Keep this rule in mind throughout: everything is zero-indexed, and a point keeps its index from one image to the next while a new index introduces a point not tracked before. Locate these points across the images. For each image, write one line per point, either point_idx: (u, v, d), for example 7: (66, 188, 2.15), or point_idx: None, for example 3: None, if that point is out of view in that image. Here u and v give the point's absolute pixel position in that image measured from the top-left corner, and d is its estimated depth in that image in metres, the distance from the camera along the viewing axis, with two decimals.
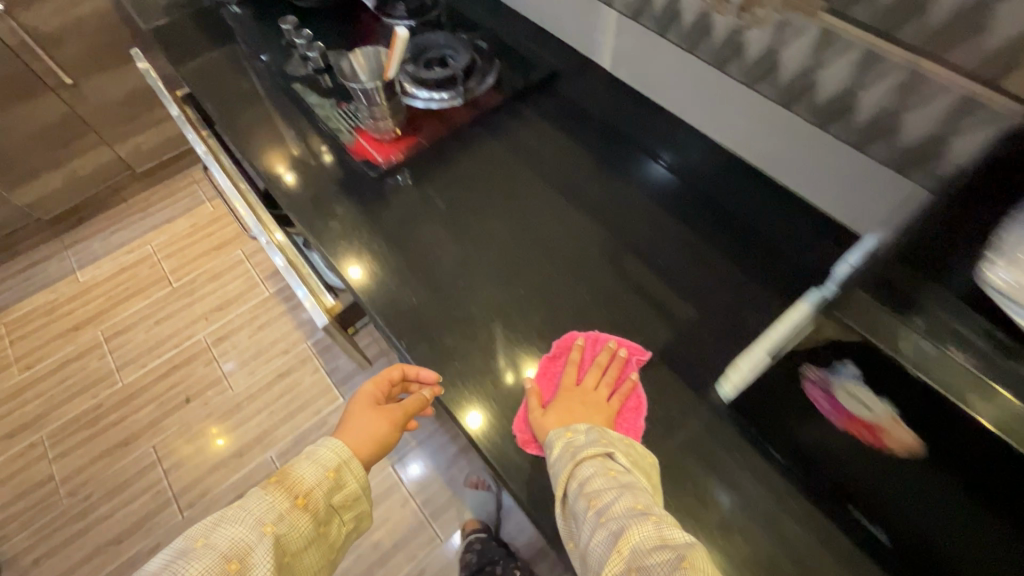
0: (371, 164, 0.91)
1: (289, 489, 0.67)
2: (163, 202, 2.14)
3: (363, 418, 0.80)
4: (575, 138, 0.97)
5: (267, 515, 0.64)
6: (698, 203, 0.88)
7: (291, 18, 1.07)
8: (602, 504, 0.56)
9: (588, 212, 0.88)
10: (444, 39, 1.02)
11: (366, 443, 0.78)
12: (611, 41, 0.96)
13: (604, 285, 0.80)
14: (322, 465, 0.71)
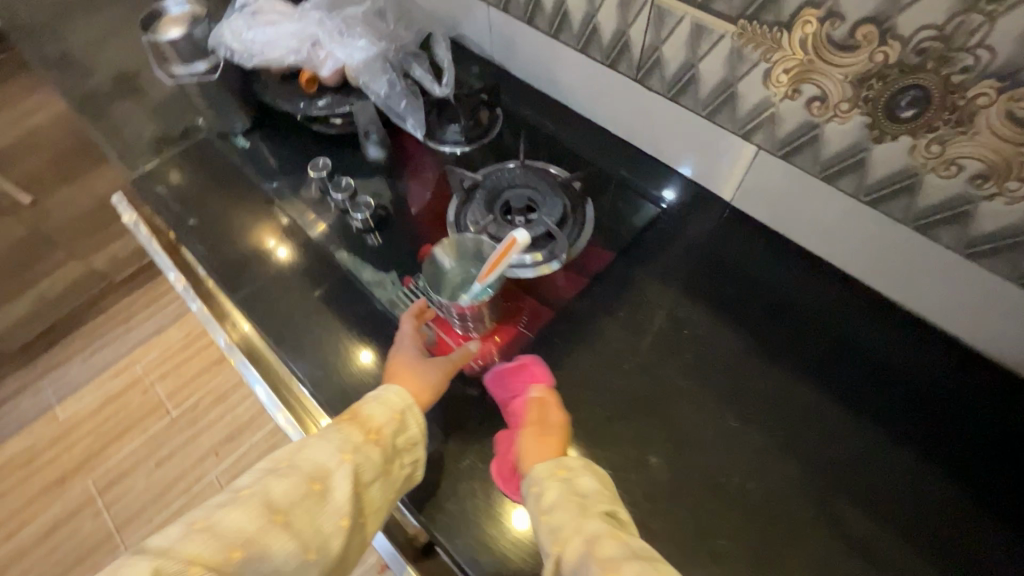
0: (467, 373, 0.70)
1: (362, 424, 0.61)
2: (147, 311, 1.87)
3: (412, 364, 0.66)
4: (698, 284, 0.76)
5: (341, 446, 0.59)
6: (865, 362, 0.70)
7: (323, 161, 0.85)
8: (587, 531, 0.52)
9: (745, 399, 0.67)
10: (520, 177, 0.82)
11: (426, 389, 0.64)
12: (743, 174, 0.77)
13: (797, 520, 0.59)
14: (387, 407, 0.62)
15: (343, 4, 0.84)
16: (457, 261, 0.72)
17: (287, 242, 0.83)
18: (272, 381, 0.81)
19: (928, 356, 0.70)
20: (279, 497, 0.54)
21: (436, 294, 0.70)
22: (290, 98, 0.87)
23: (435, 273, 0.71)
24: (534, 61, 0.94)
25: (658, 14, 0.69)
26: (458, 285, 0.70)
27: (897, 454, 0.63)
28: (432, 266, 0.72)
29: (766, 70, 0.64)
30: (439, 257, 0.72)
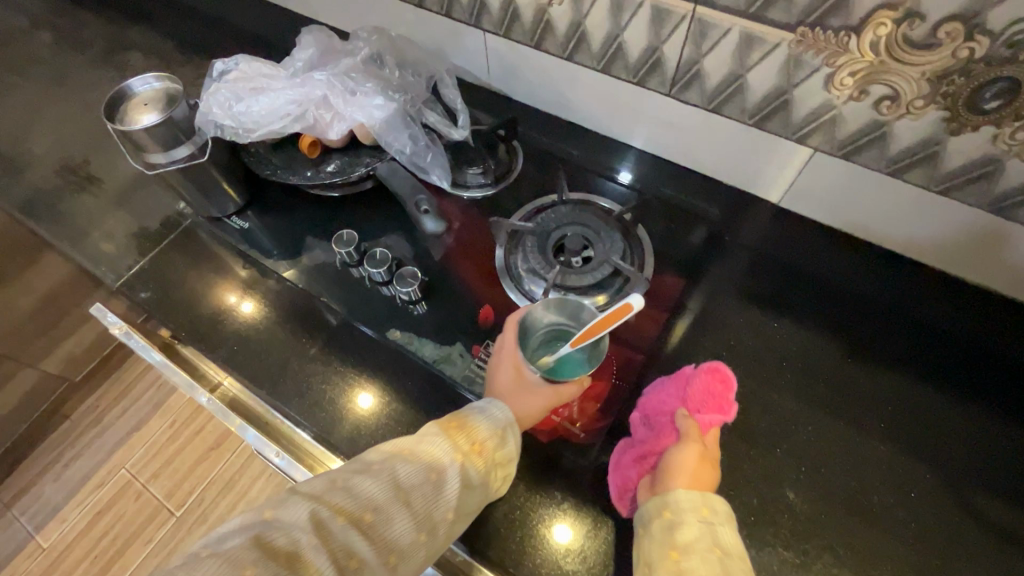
0: (570, 442, 0.64)
1: (468, 436, 0.53)
2: (120, 406, 1.68)
3: (511, 386, 0.59)
4: (743, 282, 0.75)
5: (453, 453, 0.52)
6: (910, 321, 0.72)
7: (348, 235, 0.76)
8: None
9: (816, 384, 0.67)
10: (567, 216, 0.77)
11: (526, 415, 0.58)
12: (795, 176, 0.76)
13: (894, 490, 0.61)
14: (493, 425, 0.55)
15: (337, 57, 0.75)
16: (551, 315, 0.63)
17: (250, 296, 0.79)
18: (263, 427, 0.79)
19: (1006, 325, 0.70)
20: (404, 479, 0.48)
21: (523, 353, 0.62)
22: (291, 168, 0.77)
23: (526, 328, 0.63)
24: (543, 85, 0.88)
25: (699, 27, 0.65)
26: (547, 341, 0.63)
27: (958, 399, 0.66)
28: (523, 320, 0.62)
29: (828, 74, 0.61)
30: (533, 311, 0.62)
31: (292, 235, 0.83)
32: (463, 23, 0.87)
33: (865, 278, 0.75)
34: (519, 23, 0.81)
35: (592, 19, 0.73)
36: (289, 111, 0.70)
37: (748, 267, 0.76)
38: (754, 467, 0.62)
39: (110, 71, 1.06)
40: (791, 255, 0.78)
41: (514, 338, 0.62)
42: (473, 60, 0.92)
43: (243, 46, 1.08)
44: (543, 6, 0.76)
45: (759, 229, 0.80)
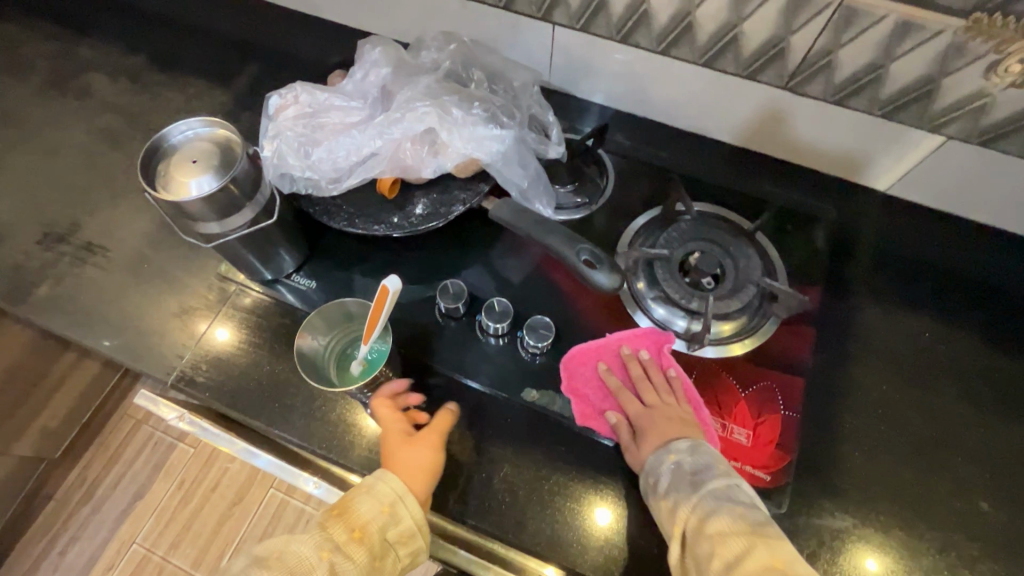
0: (757, 488, 0.59)
1: (348, 523, 0.52)
2: (111, 476, 1.48)
3: (398, 448, 0.56)
4: (851, 270, 0.73)
5: (320, 546, 0.50)
6: (1007, 276, 0.72)
7: (457, 288, 0.66)
8: (730, 554, 0.48)
9: (933, 358, 0.67)
10: (688, 234, 0.70)
11: (417, 474, 0.55)
12: (912, 167, 0.72)
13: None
14: (375, 501, 0.53)
15: (412, 75, 0.63)
16: (332, 333, 0.62)
17: (224, 320, 0.68)
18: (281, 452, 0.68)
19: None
20: None
21: (320, 382, 0.58)
22: (370, 215, 0.65)
23: (308, 363, 0.59)
24: (621, 83, 0.79)
25: (846, 15, 0.58)
26: (339, 359, 0.61)
27: None
28: (302, 352, 0.59)
29: (991, 62, 0.57)
30: (304, 346, 0.59)
31: (370, 289, 0.71)
32: (526, 16, 0.76)
33: (960, 242, 0.74)
34: (604, 15, 0.71)
35: (705, 9, 0.64)
36: (376, 151, 0.58)
37: (873, 264, 0.74)
38: (900, 454, 0.62)
39: (70, 102, 0.85)
40: (895, 234, 0.75)
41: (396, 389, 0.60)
42: (534, 58, 0.81)
43: (237, 59, 0.90)
44: None
45: (875, 220, 0.76)
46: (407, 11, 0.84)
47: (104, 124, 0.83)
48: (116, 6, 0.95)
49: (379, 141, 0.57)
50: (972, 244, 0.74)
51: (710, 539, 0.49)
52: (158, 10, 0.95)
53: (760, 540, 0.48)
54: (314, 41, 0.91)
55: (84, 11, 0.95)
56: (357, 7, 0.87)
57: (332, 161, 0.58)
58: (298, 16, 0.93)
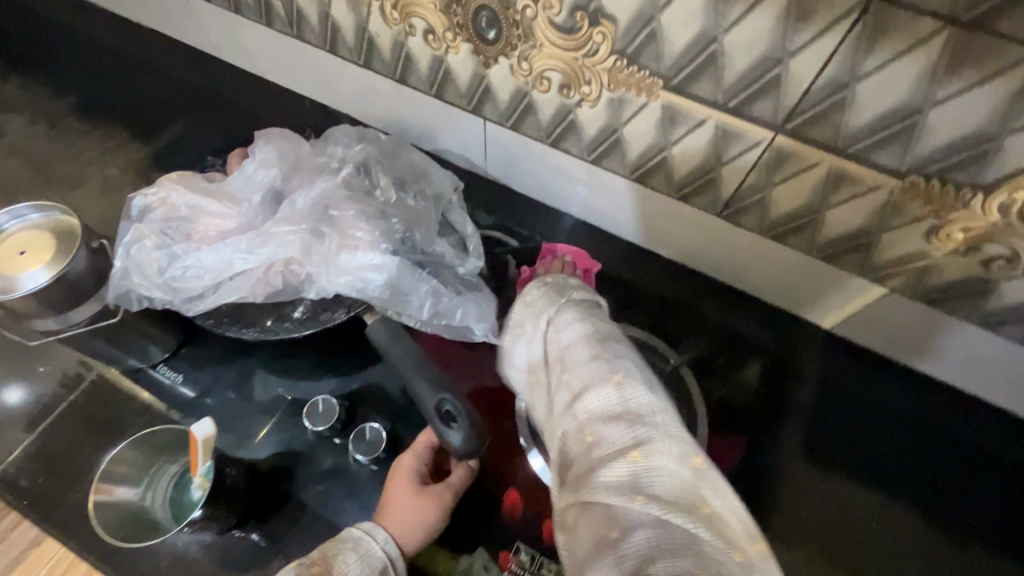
0: None
1: None
2: None
3: (405, 494, 0.53)
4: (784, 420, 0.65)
5: None
6: (957, 446, 0.64)
7: (332, 403, 0.58)
8: (566, 354, 0.44)
9: (864, 539, 0.59)
10: None
11: (413, 532, 0.52)
12: (856, 311, 0.65)
13: None
14: (365, 562, 0.48)
15: (305, 178, 0.56)
16: (147, 466, 0.53)
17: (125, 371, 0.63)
18: None
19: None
20: None
21: (134, 540, 0.50)
22: (243, 315, 0.58)
23: (112, 520, 0.50)
24: (559, 185, 0.73)
25: (776, 156, 0.53)
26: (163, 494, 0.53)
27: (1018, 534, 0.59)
28: (105, 508, 0.51)
29: (932, 226, 0.51)
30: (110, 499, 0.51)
31: (268, 392, 0.62)
32: (458, 107, 0.71)
33: (909, 398, 0.67)
34: (533, 118, 0.65)
35: (632, 128, 0.59)
36: (243, 271, 0.51)
37: (812, 415, 0.66)
38: None
39: None
40: (839, 382, 0.68)
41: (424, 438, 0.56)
42: (469, 147, 0.76)
43: (168, 113, 0.85)
44: (567, 105, 0.61)
45: (818, 362, 0.69)
46: (342, 84, 0.79)
47: (9, 171, 0.78)
48: (57, 45, 0.91)
49: (246, 263, 0.50)
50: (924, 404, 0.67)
51: (552, 341, 0.46)
52: (100, 53, 0.91)
53: (603, 344, 0.44)
54: (250, 100, 0.86)
55: (24, 46, 0.91)
56: (296, 74, 0.83)
57: (192, 280, 0.51)
58: (239, 70, 0.88)
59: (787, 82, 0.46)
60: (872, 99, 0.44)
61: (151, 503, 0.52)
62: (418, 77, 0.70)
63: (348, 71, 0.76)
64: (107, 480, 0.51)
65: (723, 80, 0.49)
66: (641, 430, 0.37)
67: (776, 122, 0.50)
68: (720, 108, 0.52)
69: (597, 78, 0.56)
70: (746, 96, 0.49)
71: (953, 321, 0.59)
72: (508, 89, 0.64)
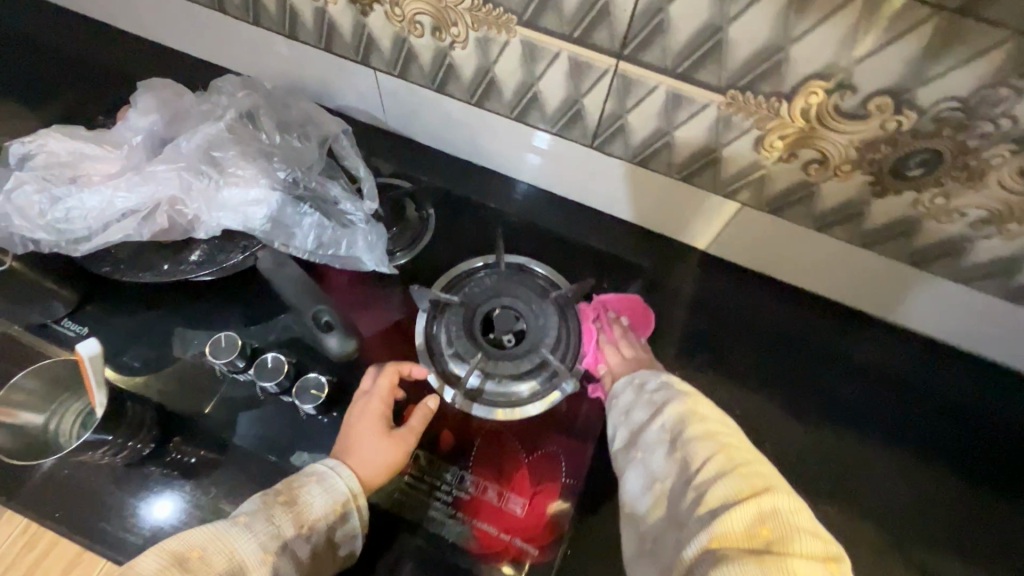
0: (522, 563, 0.57)
1: (297, 515, 0.50)
2: None
3: (373, 434, 0.57)
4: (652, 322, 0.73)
5: (264, 544, 0.48)
6: (790, 322, 0.75)
7: (234, 340, 0.61)
8: (723, 453, 0.49)
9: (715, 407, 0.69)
10: (493, 287, 0.69)
11: (377, 470, 0.56)
12: (720, 230, 0.73)
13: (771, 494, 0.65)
14: (329, 495, 0.52)
15: (190, 125, 0.58)
16: (48, 400, 0.56)
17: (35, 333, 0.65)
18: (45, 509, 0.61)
19: (937, 368, 0.72)
20: None
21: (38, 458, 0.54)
22: (142, 262, 0.61)
23: (7, 442, 0.54)
24: (453, 132, 0.77)
25: (623, 83, 0.59)
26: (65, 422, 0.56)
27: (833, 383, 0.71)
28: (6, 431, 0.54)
29: (758, 136, 0.58)
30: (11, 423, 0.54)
31: (191, 342, 0.65)
32: (348, 59, 0.74)
33: (760, 295, 0.76)
34: (416, 64, 0.69)
35: (502, 66, 0.64)
36: (130, 210, 0.54)
37: (681, 318, 0.74)
38: None
39: None
40: (705, 292, 0.76)
41: (393, 377, 0.61)
42: (366, 99, 0.79)
43: (62, 83, 0.85)
44: (443, 49, 0.66)
45: (692, 278, 0.76)
46: (236, 44, 0.81)
47: None
48: None
49: (127, 199, 0.53)
50: (773, 297, 0.76)
51: (692, 435, 0.52)
52: None
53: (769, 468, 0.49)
54: (146, 65, 0.86)
55: None
56: (190, 38, 0.83)
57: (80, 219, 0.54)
58: (134, 37, 0.88)
59: (614, 11, 0.52)
60: (683, 21, 0.50)
61: (52, 423, 0.56)
62: (305, 31, 0.72)
63: (239, 30, 0.78)
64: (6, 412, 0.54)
65: (565, 12, 0.54)
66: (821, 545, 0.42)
67: (615, 50, 0.56)
68: (569, 40, 0.57)
69: (462, 20, 0.61)
70: (587, 26, 0.55)
71: (789, 224, 0.66)
72: (388, 37, 0.67)
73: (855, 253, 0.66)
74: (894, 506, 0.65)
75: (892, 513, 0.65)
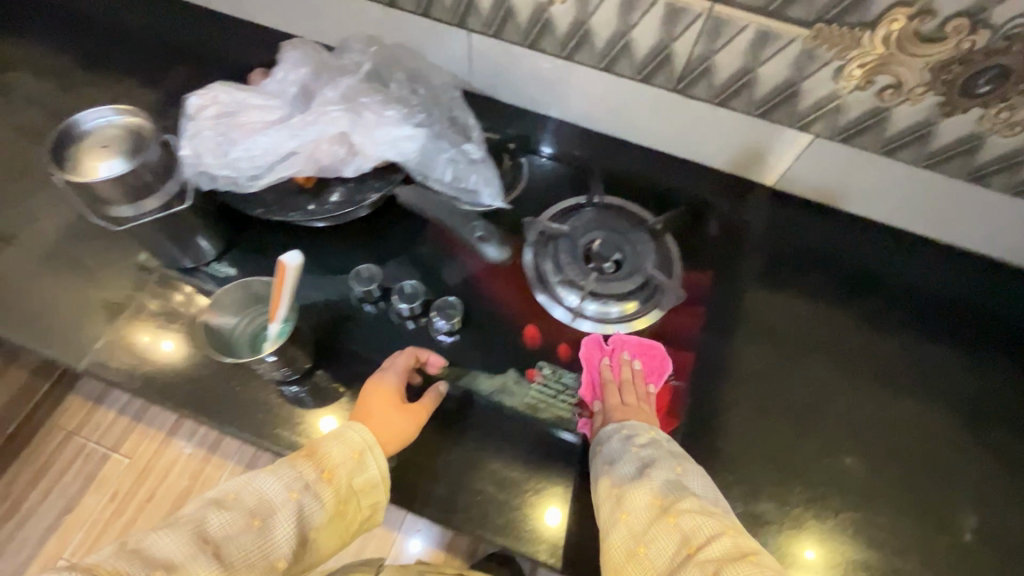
0: None
1: (317, 461, 0.54)
2: (36, 493, 1.42)
3: (385, 402, 0.61)
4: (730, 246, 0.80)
5: (290, 484, 0.52)
6: (852, 243, 0.82)
7: (371, 275, 0.71)
8: (716, 530, 0.49)
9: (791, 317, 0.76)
10: (591, 222, 0.76)
11: (391, 437, 0.59)
12: (789, 163, 0.80)
13: (848, 388, 0.72)
14: (346, 445, 0.56)
15: (332, 78, 0.65)
16: (241, 313, 0.64)
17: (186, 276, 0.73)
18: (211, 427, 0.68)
19: (996, 286, 0.79)
20: (215, 531, 0.48)
21: (224, 357, 0.60)
22: (288, 204, 0.68)
23: (212, 339, 0.61)
24: (539, 87, 0.84)
25: (716, 24, 0.66)
26: (255, 335, 0.63)
27: (893, 294, 0.79)
28: (209, 329, 0.62)
29: (838, 67, 0.65)
30: (214, 323, 0.62)
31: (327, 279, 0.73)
32: (444, 23, 0.80)
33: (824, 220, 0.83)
34: (513, 22, 0.76)
35: (599, 17, 0.71)
36: (294, 151, 0.61)
37: (753, 242, 0.82)
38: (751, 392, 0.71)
39: None
40: (774, 221, 0.83)
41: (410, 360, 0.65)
42: (455, 62, 0.86)
43: (169, 59, 0.91)
44: (542, 5, 0.73)
45: (762, 208, 0.84)
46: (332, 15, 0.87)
47: (28, 120, 0.84)
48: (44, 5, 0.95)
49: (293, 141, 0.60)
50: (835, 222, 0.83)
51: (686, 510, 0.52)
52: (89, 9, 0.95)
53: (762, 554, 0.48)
54: (244, 40, 0.93)
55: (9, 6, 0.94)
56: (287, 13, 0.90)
57: (252, 160, 0.61)
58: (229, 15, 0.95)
59: None
60: None
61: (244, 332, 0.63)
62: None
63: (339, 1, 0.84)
64: (214, 314, 0.62)
65: None
66: None
67: None
68: None
69: None
70: None
71: (856, 151, 0.73)
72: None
73: (915, 174, 0.73)
74: (957, 395, 0.72)
75: (957, 400, 0.72)
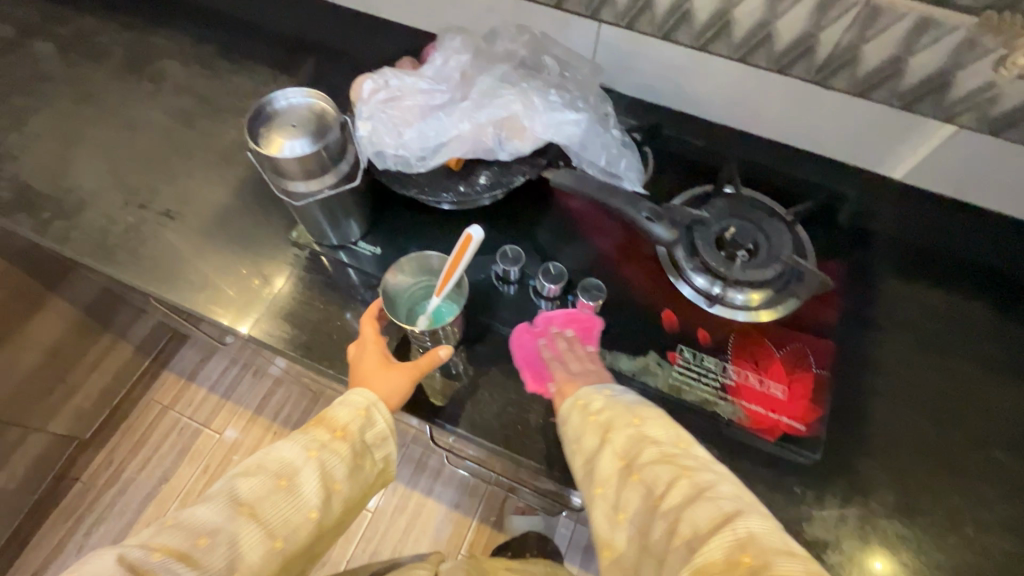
0: (794, 436, 0.64)
1: (329, 426, 0.59)
2: (136, 459, 1.50)
3: (376, 365, 0.63)
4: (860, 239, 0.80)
5: (307, 446, 0.57)
6: (991, 237, 0.80)
7: (513, 255, 0.73)
8: (675, 481, 0.51)
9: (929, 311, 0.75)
10: (725, 211, 0.77)
11: (392, 394, 0.62)
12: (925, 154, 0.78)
13: (994, 383, 0.70)
14: (350, 407, 0.60)
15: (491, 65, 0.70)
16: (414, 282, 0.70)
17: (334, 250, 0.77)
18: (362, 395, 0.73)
19: None
20: (246, 491, 0.53)
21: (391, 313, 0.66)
22: (438, 185, 0.70)
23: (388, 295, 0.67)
24: (663, 78, 0.85)
25: (871, 12, 0.66)
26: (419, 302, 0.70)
27: None
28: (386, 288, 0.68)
29: (1001, 55, 0.64)
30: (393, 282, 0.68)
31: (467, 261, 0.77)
32: (575, 14, 0.81)
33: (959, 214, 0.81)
34: (649, 13, 0.77)
35: (743, 7, 0.71)
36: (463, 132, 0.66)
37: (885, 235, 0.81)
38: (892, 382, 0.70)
39: (146, 85, 0.92)
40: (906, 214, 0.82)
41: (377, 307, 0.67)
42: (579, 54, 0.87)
43: (300, 48, 0.95)
44: None
45: (893, 201, 0.83)
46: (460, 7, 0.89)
47: (179, 105, 0.90)
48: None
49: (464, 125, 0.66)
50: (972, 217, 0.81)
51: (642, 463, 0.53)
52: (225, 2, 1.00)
53: (715, 494, 0.49)
54: (371, 31, 0.96)
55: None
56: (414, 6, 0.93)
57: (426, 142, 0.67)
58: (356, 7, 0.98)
59: None
60: None
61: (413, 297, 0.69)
62: None
63: None
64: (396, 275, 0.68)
65: None
66: (782, 554, 0.44)
67: None
68: None
69: None
70: None
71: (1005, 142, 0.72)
72: None
73: None
74: None
75: None
